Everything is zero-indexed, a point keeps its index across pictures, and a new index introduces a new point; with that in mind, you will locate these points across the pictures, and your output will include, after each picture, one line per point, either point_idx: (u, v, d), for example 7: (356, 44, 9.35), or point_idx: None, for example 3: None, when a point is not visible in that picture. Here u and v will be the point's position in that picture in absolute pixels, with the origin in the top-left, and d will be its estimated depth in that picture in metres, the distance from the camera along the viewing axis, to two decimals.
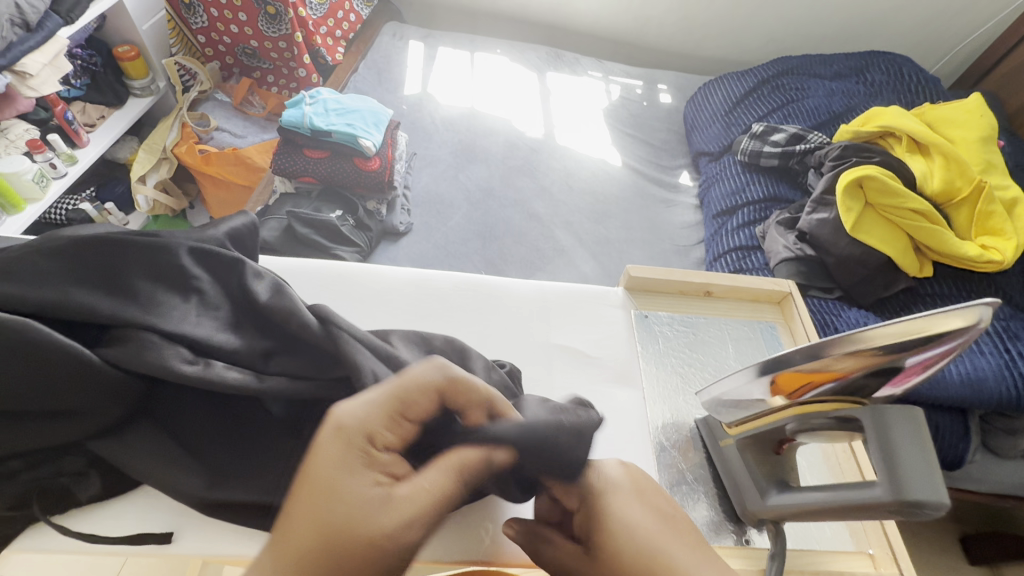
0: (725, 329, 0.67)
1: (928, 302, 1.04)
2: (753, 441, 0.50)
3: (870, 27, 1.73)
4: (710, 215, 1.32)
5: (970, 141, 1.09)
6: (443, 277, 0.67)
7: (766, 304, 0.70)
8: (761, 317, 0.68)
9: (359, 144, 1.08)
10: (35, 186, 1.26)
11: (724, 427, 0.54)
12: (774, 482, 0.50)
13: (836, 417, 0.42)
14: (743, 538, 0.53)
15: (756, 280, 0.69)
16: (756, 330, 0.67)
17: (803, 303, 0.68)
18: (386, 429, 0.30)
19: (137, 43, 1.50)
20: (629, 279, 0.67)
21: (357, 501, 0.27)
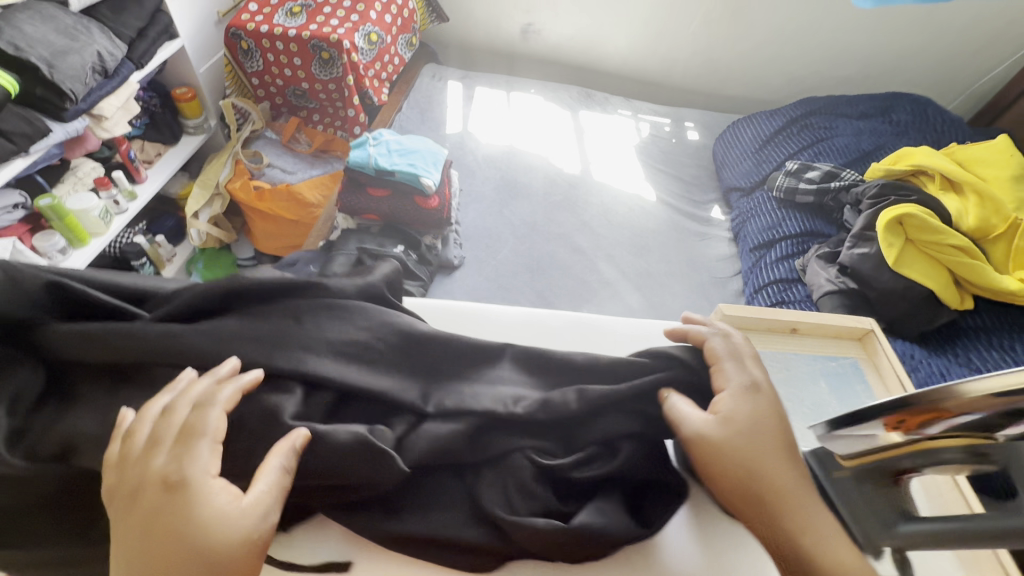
0: (810, 363, 0.70)
1: (971, 334, 1.08)
2: (866, 471, 0.49)
3: (887, 68, 1.82)
4: (747, 248, 1.36)
5: (1003, 179, 1.14)
6: (551, 316, 0.73)
7: (848, 341, 0.72)
8: (845, 354, 0.71)
9: (419, 183, 1.12)
10: (100, 221, 1.30)
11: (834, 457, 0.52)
12: (898, 511, 0.48)
13: (967, 452, 0.43)
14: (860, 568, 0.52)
15: (837, 317, 0.72)
16: (844, 368, 0.69)
17: (886, 340, 0.70)
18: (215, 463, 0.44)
19: (193, 85, 1.58)
20: (723, 316, 0.69)
21: (215, 513, 0.41)
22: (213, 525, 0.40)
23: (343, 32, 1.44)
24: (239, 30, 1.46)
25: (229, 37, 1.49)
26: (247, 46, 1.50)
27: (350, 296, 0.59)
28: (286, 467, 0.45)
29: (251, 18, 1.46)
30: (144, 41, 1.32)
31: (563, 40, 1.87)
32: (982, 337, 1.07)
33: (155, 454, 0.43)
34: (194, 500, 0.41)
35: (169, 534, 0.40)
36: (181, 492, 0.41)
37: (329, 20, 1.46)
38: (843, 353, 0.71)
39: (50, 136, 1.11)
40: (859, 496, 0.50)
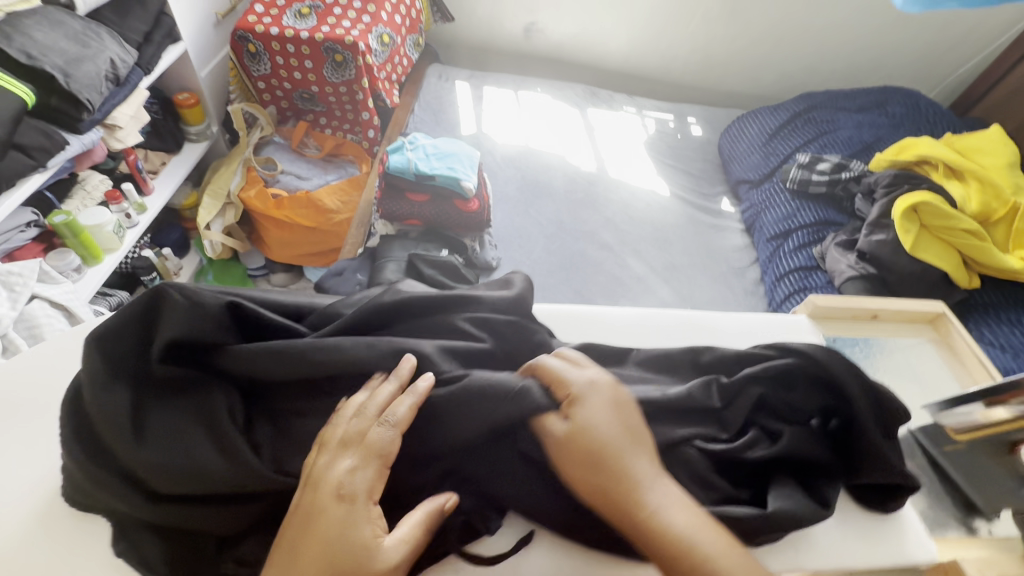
0: (889, 346, 0.76)
1: (981, 310, 1.17)
2: (987, 443, 0.63)
3: (872, 63, 1.93)
4: (764, 238, 1.42)
5: (998, 167, 1.25)
6: (661, 316, 0.76)
7: (921, 324, 0.79)
8: (918, 335, 0.78)
9: (460, 186, 1.12)
10: (115, 237, 1.24)
11: (949, 436, 0.68)
12: None
13: None
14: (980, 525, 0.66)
15: (909, 302, 0.78)
16: (919, 348, 0.76)
17: (958, 322, 0.76)
18: (374, 491, 0.51)
19: (196, 90, 1.51)
20: (814, 306, 0.74)
21: (360, 539, 0.48)
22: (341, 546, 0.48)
23: (357, 33, 1.40)
24: (246, 32, 1.41)
25: (235, 40, 1.43)
26: (254, 49, 1.45)
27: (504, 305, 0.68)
28: (428, 530, 0.52)
29: (258, 20, 1.41)
30: (151, 45, 1.26)
31: (565, 38, 1.88)
32: (991, 312, 1.16)
33: (338, 461, 0.52)
34: (352, 521, 0.49)
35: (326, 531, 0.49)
36: (345, 506, 0.49)
37: (340, 22, 1.43)
38: (917, 334, 0.78)
39: (67, 149, 1.05)
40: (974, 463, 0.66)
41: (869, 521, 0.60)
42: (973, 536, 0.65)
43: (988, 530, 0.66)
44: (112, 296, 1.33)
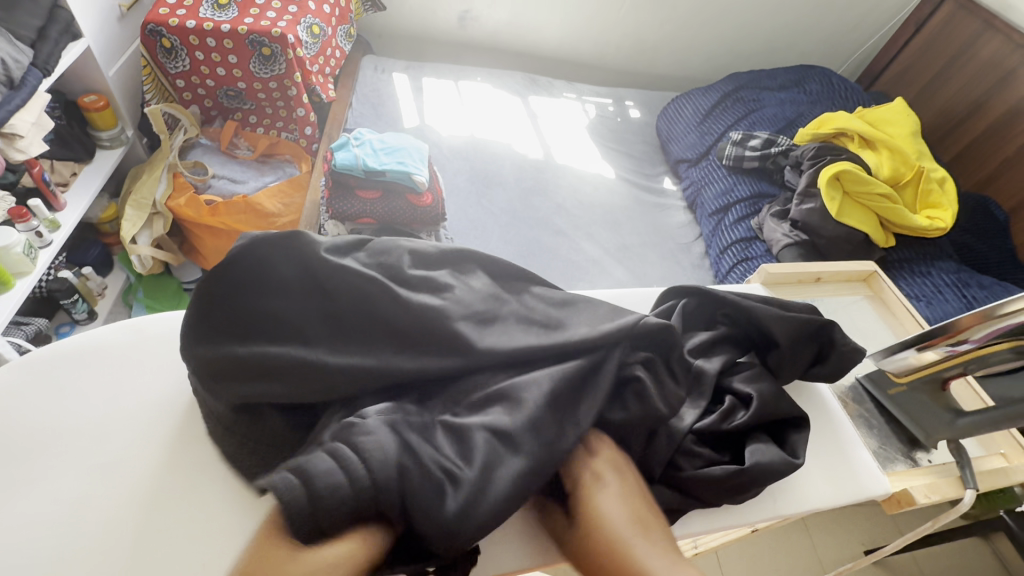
0: (834, 305, 0.81)
1: (898, 266, 1.29)
2: (922, 383, 0.66)
3: (787, 43, 2.06)
4: (705, 214, 1.50)
5: (904, 136, 1.38)
6: (635, 295, 0.80)
7: (857, 283, 0.86)
8: (857, 293, 0.84)
9: (412, 181, 1.09)
10: (26, 258, 1.11)
11: (891, 378, 0.70)
12: (950, 408, 0.66)
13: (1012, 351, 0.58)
14: (925, 459, 0.70)
15: (847, 263, 0.85)
16: (859, 306, 0.83)
17: (888, 277, 0.84)
18: None
19: (104, 92, 1.38)
20: (768, 274, 0.78)
21: None
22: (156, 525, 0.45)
23: (284, 25, 1.31)
24: (158, 26, 1.29)
25: (146, 35, 1.32)
26: (169, 43, 1.33)
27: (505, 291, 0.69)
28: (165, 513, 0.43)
29: (171, 13, 1.30)
30: (47, 43, 1.13)
31: (500, 25, 1.87)
32: (906, 266, 1.29)
33: None
34: None
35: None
36: None
37: (264, 13, 1.34)
38: (856, 293, 0.85)
39: None
40: (917, 402, 0.68)
41: (837, 465, 0.65)
42: (918, 467, 0.69)
43: (928, 460, 0.70)
44: (28, 323, 1.22)
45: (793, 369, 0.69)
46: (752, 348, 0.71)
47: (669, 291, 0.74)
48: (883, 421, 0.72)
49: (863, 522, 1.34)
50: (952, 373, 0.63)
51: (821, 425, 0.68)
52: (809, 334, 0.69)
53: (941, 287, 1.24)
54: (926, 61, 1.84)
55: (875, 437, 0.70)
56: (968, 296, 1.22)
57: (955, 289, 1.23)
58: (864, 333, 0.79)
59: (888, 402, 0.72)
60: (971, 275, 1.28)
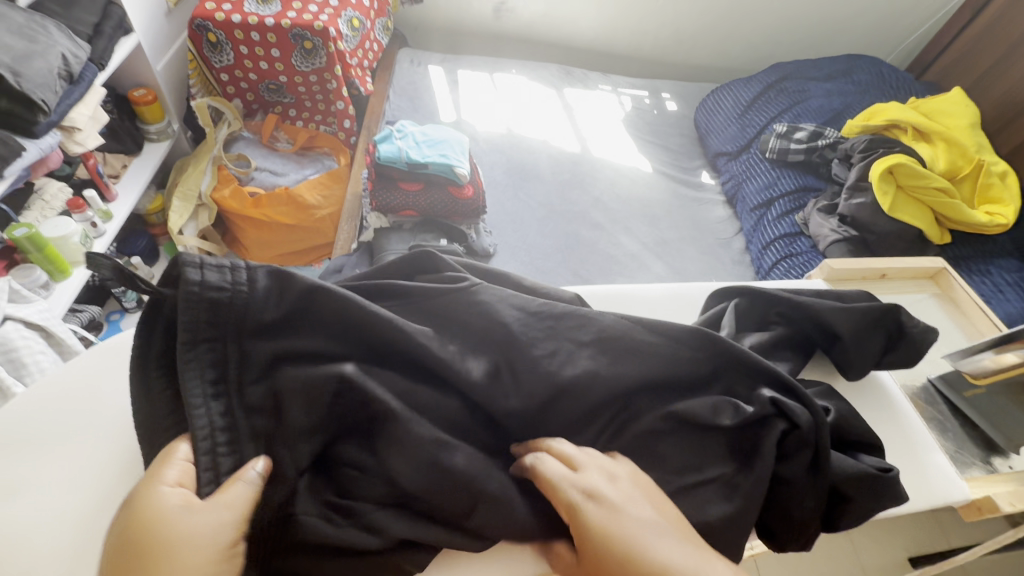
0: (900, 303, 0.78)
1: (953, 264, 1.24)
2: (1003, 387, 0.63)
3: (831, 32, 1.99)
4: (747, 208, 1.46)
5: (961, 128, 1.32)
6: (689, 289, 0.77)
7: (921, 280, 0.82)
8: (921, 291, 0.80)
9: (454, 173, 1.09)
10: (82, 248, 1.15)
11: (968, 380, 0.67)
12: None
13: None
14: (1005, 465, 0.66)
15: (911, 260, 0.81)
16: (925, 306, 0.79)
17: (955, 274, 0.80)
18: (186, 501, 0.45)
19: (152, 87, 1.42)
20: (829, 270, 0.75)
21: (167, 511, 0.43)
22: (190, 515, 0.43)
23: (326, 18, 1.33)
24: (205, 20, 1.32)
25: (192, 29, 1.34)
26: (215, 38, 1.36)
27: (567, 298, 0.68)
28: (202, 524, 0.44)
29: (217, 8, 1.33)
30: (102, 38, 1.16)
31: (535, 17, 1.85)
32: (962, 264, 1.23)
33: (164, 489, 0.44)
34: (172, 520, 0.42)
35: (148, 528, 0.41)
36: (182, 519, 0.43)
37: (306, 7, 1.35)
38: (921, 291, 0.81)
39: (23, 156, 0.97)
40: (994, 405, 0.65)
41: (924, 479, 0.61)
42: (993, 474, 0.65)
43: (1008, 467, 0.66)
44: (83, 310, 1.27)
45: (860, 363, 0.64)
46: (812, 345, 0.67)
47: (716, 294, 0.69)
48: (955, 424, 0.69)
49: (910, 528, 1.30)
50: None
51: (894, 427, 0.65)
52: (874, 322, 0.64)
53: (1001, 286, 1.18)
54: (984, 48, 1.75)
55: (949, 443, 0.67)
56: None
57: (1016, 288, 1.17)
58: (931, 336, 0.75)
59: (964, 405, 0.68)
60: None
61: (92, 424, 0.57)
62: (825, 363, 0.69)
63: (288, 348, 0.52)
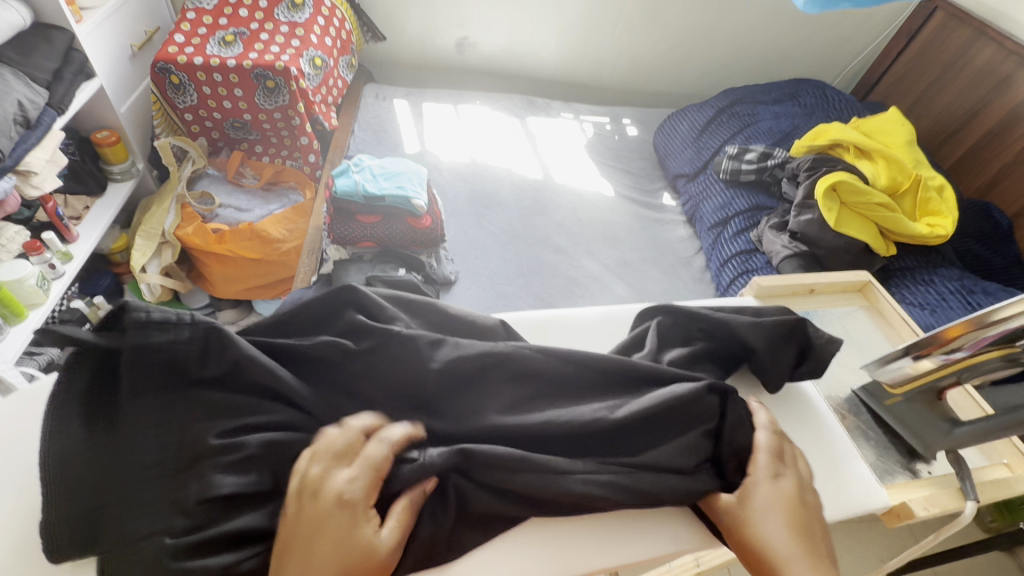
0: (830, 317, 0.80)
1: (899, 275, 1.29)
2: (917, 394, 0.65)
3: (781, 58, 2.09)
4: (705, 227, 1.51)
5: (900, 145, 1.38)
6: (627, 311, 0.79)
7: (851, 294, 0.85)
8: (852, 305, 0.84)
9: (411, 205, 1.12)
10: (39, 290, 1.15)
11: (886, 389, 0.68)
12: (945, 418, 0.64)
13: (1005, 358, 0.57)
14: (916, 472, 0.68)
15: (840, 274, 0.85)
16: (856, 319, 0.82)
17: (881, 287, 0.84)
18: (371, 493, 0.53)
19: (116, 128, 1.44)
20: (758, 288, 0.78)
21: (340, 533, 0.50)
22: (345, 533, 0.50)
23: (287, 58, 1.37)
24: (167, 63, 1.35)
25: (155, 72, 1.37)
26: (178, 80, 1.39)
27: (496, 329, 0.69)
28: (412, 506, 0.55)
29: (179, 51, 1.36)
30: (61, 83, 1.19)
31: (498, 50, 1.92)
32: (907, 275, 1.28)
33: (336, 472, 0.54)
34: (347, 520, 0.51)
35: (315, 551, 0.49)
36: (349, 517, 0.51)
37: (268, 48, 1.39)
38: (852, 305, 0.84)
39: None
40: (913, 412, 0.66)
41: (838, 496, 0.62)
42: (915, 479, 0.66)
43: (929, 472, 0.68)
44: (41, 353, 1.25)
45: (777, 374, 0.67)
46: (734, 360, 0.69)
47: (641, 313, 0.72)
48: (881, 434, 0.70)
49: (881, 537, 1.30)
50: (948, 380, 0.62)
51: (812, 435, 0.67)
52: (786, 335, 0.67)
53: (945, 295, 1.22)
54: (921, 69, 1.85)
55: (875, 450, 0.68)
56: (974, 303, 1.20)
57: (960, 296, 1.21)
58: (863, 348, 0.78)
59: (884, 414, 0.69)
60: (974, 283, 1.25)
61: (22, 472, 0.57)
62: (750, 378, 0.71)
63: (207, 401, 0.55)
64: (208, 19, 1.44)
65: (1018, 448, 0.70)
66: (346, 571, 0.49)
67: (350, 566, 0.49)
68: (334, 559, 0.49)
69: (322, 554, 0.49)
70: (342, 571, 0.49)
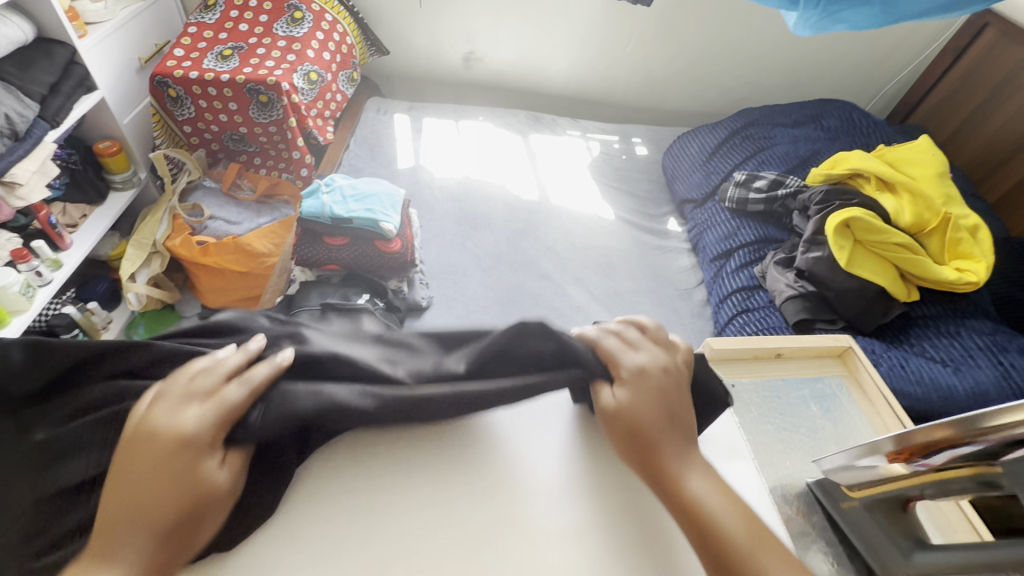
0: (796, 386, 0.72)
1: (921, 324, 1.15)
2: (879, 501, 0.53)
3: (810, 75, 1.94)
4: (707, 259, 1.40)
5: (929, 178, 1.24)
6: None
7: (829, 359, 0.76)
8: (829, 373, 0.74)
9: (379, 228, 1.10)
10: (22, 297, 1.18)
11: (844, 488, 0.57)
12: (910, 540, 0.51)
13: (977, 481, 0.46)
14: None
15: (816, 337, 0.75)
16: (831, 389, 0.72)
17: (864, 354, 0.74)
18: (216, 429, 0.40)
19: (118, 138, 1.47)
20: (712, 351, 0.71)
21: (178, 472, 0.38)
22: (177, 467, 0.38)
23: (280, 73, 1.37)
24: (165, 77, 1.37)
25: (154, 85, 1.39)
26: (176, 93, 1.40)
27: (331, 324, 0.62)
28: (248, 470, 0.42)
29: (177, 65, 1.38)
30: (58, 96, 1.21)
31: (505, 65, 1.87)
32: (930, 325, 1.14)
33: (184, 410, 0.40)
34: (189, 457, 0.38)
35: (135, 480, 0.37)
36: (186, 453, 0.38)
37: (263, 62, 1.39)
38: (828, 373, 0.74)
39: None
40: (872, 525, 0.53)
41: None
42: None
43: None
44: None
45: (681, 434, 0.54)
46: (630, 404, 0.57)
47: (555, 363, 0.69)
48: (836, 540, 0.58)
49: None
50: (912, 493, 0.50)
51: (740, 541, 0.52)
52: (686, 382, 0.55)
53: (971, 350, 1.09)
54: (968, 91, 1.68)
55: (827, 555, 0.56)
56: (1005, 363, 1.06)
57: (989, 353, 1.08)
58: (835, 424, 0.69)
59: (839, 518, 0.57)
60: (1007, 340, 1.11)
61: None
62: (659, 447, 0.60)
63: None
64: (210, 34, 1.46)
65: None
66: (170, 512, 0.36)
67: (184, 501, 0.37)
68: (169, 497, 0.37)
69: (131, 500, 0.36)
70: (164, 513, 0.36)
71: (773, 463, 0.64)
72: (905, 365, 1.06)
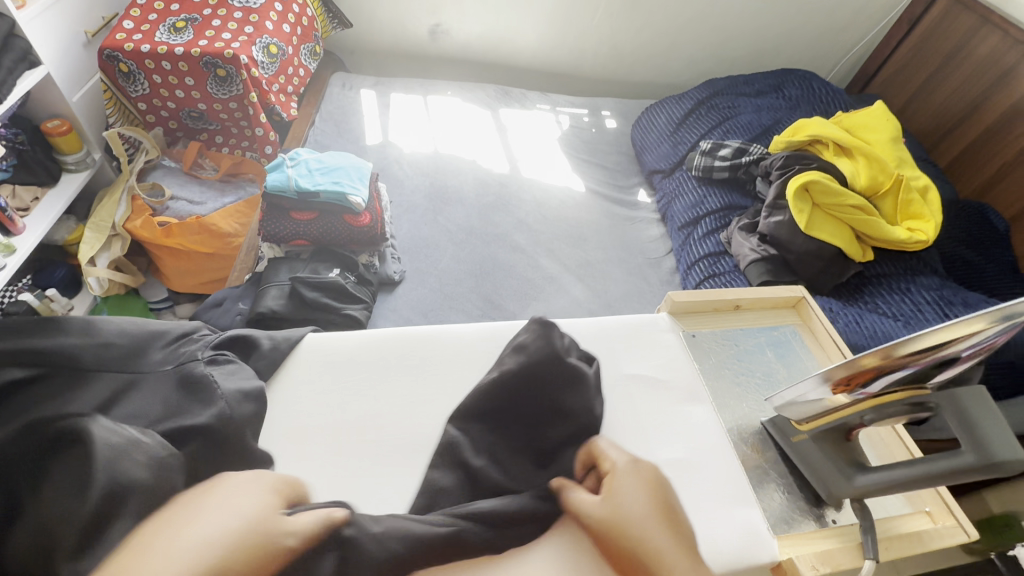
0: (752, 335, 0.76)
1: (875, 282, 1.21)
2: (825, 432, 0.59)
3: (773, 46, 1.97)
4: (675, 227, 1.43)
5: (882, 143, 1.29)
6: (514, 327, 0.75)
7: (785, 310, 0.80)
8: (784, 322, 0.78)
9: (347, 201, 1.10)
10: None
11: (794, 424, 0.63)
12: (853, 465, 0.58)
13: (910, 403, 0.52)
14: (826, 518, 0.61)
15: (773, 290, 0.79)
16: (785, 336, 0.76)
17: (816, 303, 0.78)
18: None
19: (67, 117, 1.41)
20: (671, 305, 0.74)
21: None
22: None
23: (237, 46, 1.32)
24: (114, 51, 1.31)
25: (103, 60, 1.33)
26: (127, 68, 1.35)
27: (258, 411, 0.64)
28: None
29: (127, 38, 1.32)
30: None
31: (472, 38, 1.84)
32: (884, 283, 1.20)
33: None
34: None
35: None
36: None
37: (219, 35, 1.34)
38: (783, 322, 0.78)
39: None
40: (819, 454, 0.59)
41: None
42: (820, 527, 0.60)
43: (835, 520, 0.61)
44: None
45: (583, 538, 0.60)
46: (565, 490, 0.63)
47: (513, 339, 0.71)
48: (788, 472, 0.64)
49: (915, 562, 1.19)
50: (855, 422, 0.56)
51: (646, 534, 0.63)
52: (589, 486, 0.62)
53: (920, 305, 1.15)
54: (920, 61, 1.74)
55: (782, 488, 0.63)
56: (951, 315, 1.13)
57: (936, 307, 1.14)
58: (790, 369, 0.73)
59: (789, 452, 0.64)
60: (953, 293, 1.17)
61: None
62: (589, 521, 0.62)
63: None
64: (160, 5, 1.39)
65: (943, 496, 0.63)
66: None
67: None
68: None
69: None
70: None
71: (730, 405, 0.70)
72: (859, 322, 1.12)
